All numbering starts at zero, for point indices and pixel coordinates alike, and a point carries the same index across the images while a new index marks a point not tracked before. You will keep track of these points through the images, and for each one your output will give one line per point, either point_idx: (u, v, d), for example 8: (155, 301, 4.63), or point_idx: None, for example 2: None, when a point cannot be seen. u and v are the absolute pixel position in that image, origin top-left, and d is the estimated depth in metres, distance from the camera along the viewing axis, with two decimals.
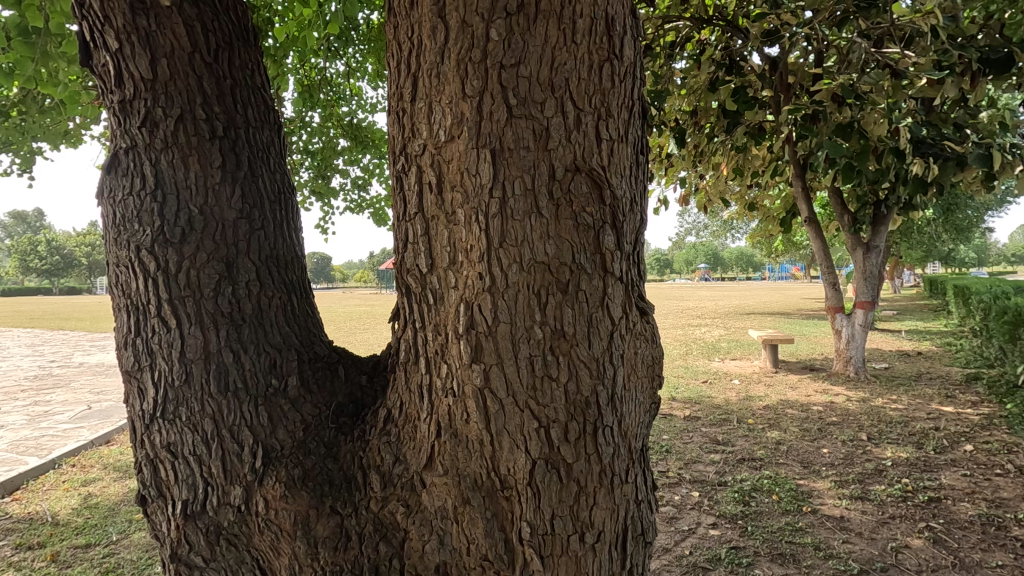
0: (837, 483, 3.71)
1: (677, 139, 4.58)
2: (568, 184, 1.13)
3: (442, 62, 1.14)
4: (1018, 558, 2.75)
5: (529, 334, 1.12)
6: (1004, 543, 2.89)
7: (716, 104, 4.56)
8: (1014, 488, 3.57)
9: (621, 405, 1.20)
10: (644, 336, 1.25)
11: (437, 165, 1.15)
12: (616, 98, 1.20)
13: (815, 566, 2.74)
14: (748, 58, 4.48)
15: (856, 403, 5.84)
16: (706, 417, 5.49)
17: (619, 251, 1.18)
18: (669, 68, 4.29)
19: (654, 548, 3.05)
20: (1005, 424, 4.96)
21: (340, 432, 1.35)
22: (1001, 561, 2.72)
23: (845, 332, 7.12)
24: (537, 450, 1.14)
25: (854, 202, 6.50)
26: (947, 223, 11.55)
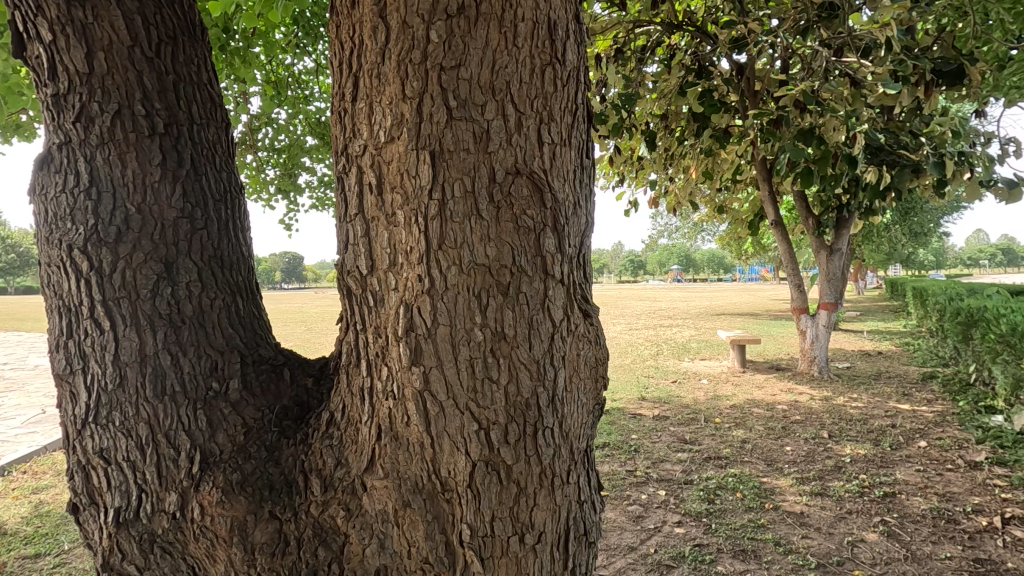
0: (798, 480, 3.81)
1: (647, 143, 4.64)
2: (508, 187, 1.13)
3: (382, 62, 1.13)
4: (965, 549, 2.86)
5: (469, 336, 1.12)
6: (953, 536, 3.00)
7: (685, 107, 4.63)
8: (964, 482, 3.72)
9: (562, 406, 1.21)
10: (588, 338, 1.26)
11: (377, 165, 1.15)
12: (559, 102, 1.21)
13: (775, 561, 2.80)
14: (716, 65, 4.56)
15: (818, 402, 6.00)
16: (674, 417, 5.57)
17: (560, 254, 1.19)
18: (639, 72, 4.34)
19: (621, 547, 3.08)
20: (957, 421, 5.15)
21: (283, 435, 1.33)
22: (950, 553, 2.82)
23: (809, 332, 7.30)
24: (477, 452, 1.14)
25: (819, 206, 6.68)
26: (906, 226, 11.97)
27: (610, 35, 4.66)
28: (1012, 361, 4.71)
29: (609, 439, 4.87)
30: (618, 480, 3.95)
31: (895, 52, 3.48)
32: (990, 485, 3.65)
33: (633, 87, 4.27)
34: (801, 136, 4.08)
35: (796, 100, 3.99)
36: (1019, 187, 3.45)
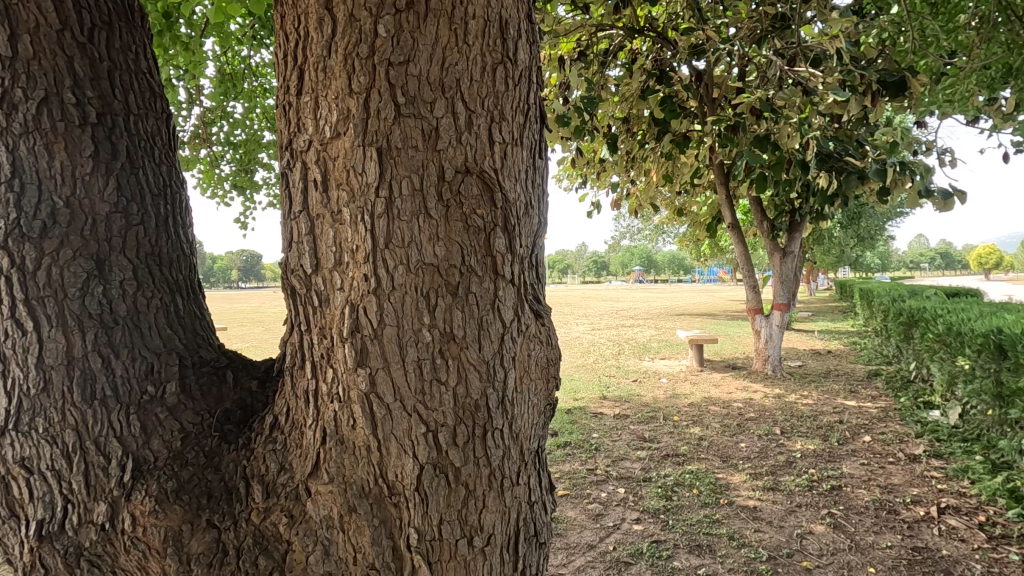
0: (751, 476, 3.92)
1: (609, 145, 4.68)
2: (458, 185, 1.12)
3: (329, 55, 1.10)
4: (905, 538, 3.00)
5: (417, 337, 1.11)
6: (894, 526, 3.14)
7: (647, 111, 4.70)
8: (904, 474, 3.91)
9: (512, 407, 1.20)
10: (539, 338, 1.26)
11: (322, 162, 1.11)
12: (510, 101, 1.21)
13: (728, 555, 2.87)
14: (676, 70, 4.66)
15: (771, 399, 6.21)
16: (635, 415, 5.66)
17: (510, 254, 1.18)
18: (602, 75, 4.39)
19: (580, 545, 3.10)
20: (898, 416, 5.42)
21: (224, 440, 1.27)
22: (891, 542, 2.96)
23: (763, 332, 7.55)
24: (425, 455, 1.13)
25: (773, 210, 6.91)
26: (854, 231, 12.52)
27: (573, 37, 4.70)
28: (947, 359, 4.98)
29: (570, 438, 4.91)
30: (579, 478, 3.98)
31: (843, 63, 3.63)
32: (927, 477, 3.85)
33: (595, 90, 4.31)
34: (757, 143, 4.20)
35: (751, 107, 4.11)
36: (954, 196, 3.65)
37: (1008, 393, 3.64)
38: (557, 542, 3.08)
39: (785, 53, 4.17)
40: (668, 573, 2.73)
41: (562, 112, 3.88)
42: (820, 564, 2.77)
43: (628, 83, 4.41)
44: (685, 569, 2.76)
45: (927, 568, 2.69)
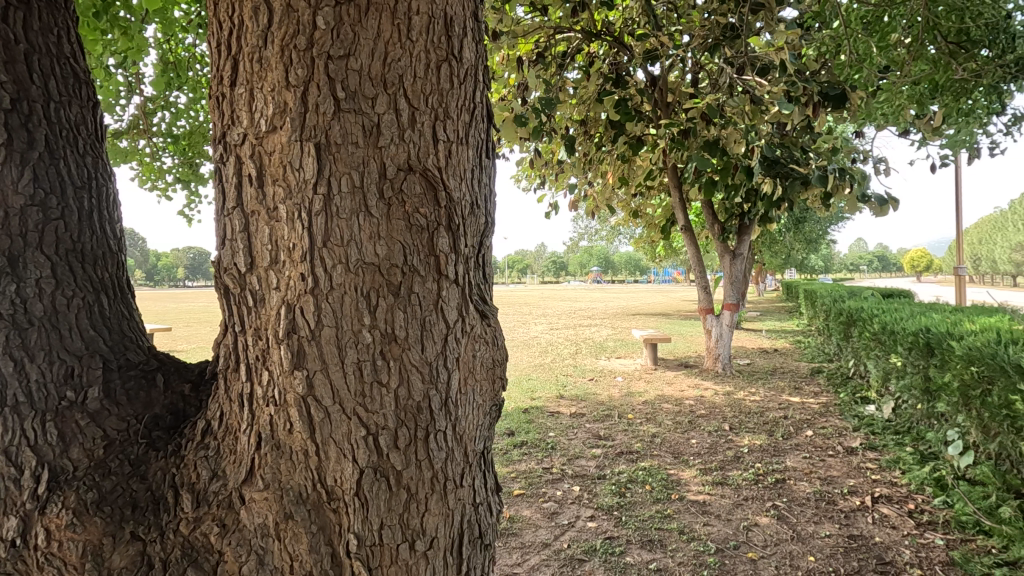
0: (701, 471, 4.03)
1: (567, 148, 4.64)
2: (400, 184, 1.10)
3: (264, 46, 1.06)
4: (842, 528, 3.14)
5: (357, 338, 1.08)
6: (832, 516, 3.29)
7: (604, 114, 4.76)
8: (842, 466, 4.11)
9: (456, 409, 1.19)
10: (484, 339, 1.26)
11: (258, 156, 1.07)
12: (456, 99, 1.19)
13: (678, 549, 2.94)
14: (632, 75, 4.74)
15: (721, 396, 6.41)
16: (590, 413, 5.73)
17: (454, 253, 1.17)
18: (560, 77, 4.43)
19: (535, 543, 3.11)
20: (838, 411, 5.69)
21: (151, 447, 1.21)
22: (829, 531, 3.10)
23: (714, 331, 7.78)
24: (365, 458, 1.10)
25: (723, 213, 7.15)
26: (799, 235, 13.09)
27: (531, 38, 4.72)
28: (882, 356, 5.26)
29: (526, 437, 4.93)
30: (534, 477, 4.00)
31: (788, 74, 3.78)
32: (863, 468, 4.06)
33: (553, 91, 4.34)
34: (708, 147, 4.35)
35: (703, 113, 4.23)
36: (889, 203, 3.86)
37: (935, 388, 3.88)
38: (512, 541, 3.08)
39: (733, 62, 4.18)
40: (620, 568, 2.77)
41: (519, 112, 3.89)
42: (764, 554, 2.87)
43: (585, 85, 4.46)
44: (637, 564, 2.81)
45: (861, 555, 2.83)
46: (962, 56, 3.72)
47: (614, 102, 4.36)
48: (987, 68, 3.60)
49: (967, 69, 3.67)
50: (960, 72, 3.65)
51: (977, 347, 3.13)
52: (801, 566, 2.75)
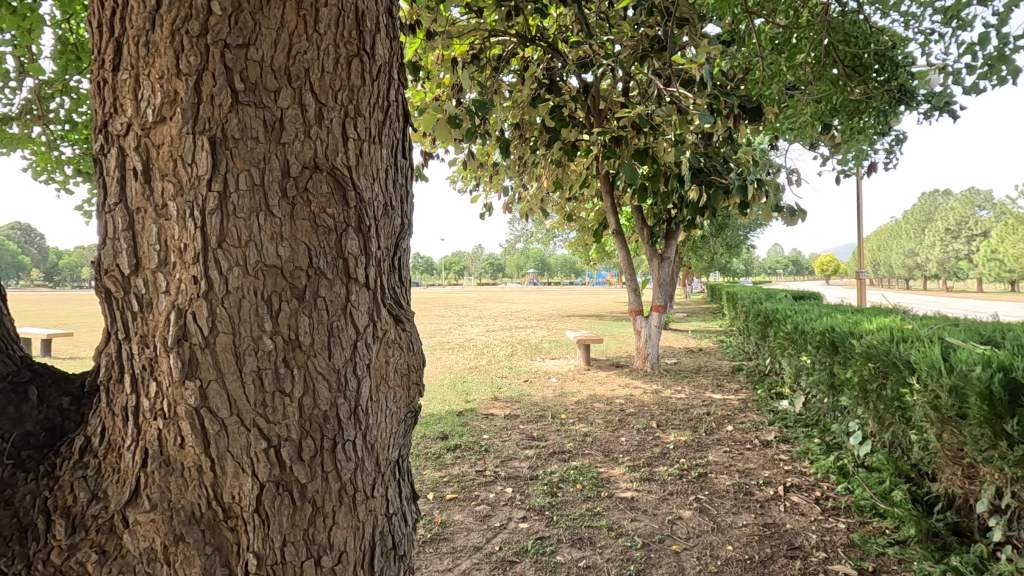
0: (630, 468, 4.15)
1: (502, 150, 4.64)
2: (305, 183, 1.05)
3: (152, 29, 0.98)
4: (757, 516, 3.32)
5: (257, 345, 1.02)
6: (749, 506, 3.48)
7: (538, 119, 4.81)
8: (758, 459, 4.35)
9: (366, 417, 1.15)
10: (398, 344, 1.23)
11: (144, 148, 0.99)
12: (367, 96, 1.16)
13: (607, 545, 3.01)
14: (566, 81, 4.80)
15: (649, 395, 6.64)
16: (524, 415, 5.76)
17: (364, 256, 1.13)
18: (495, 80, 4.42)
19: (466, 547, 3.07)
20: (756, 407, 6.04)
21: (19, 468, 1.07)
22: (746, 521, 3.27)
23: (643, 332, 8.05)
24: (265, 473, 1.04)
25: (652, 218, 7.41)
26: (722, 239, 13.81)
27: (466, 40, 4.68)
28: (794, 354, 5.63)
29: (460, 440, 4.88)
30: (467, 481, 3.96)
31: (710, 88, 3.96)
32: (777, 459, 4.32)
33: (489, 93, 4.32)
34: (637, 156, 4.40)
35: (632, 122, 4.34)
36: (798, 213, 4.15)
37: (839, 383, 4.19)
38: (443, 547, 3.02)
39: (661, 73, 4.37)
40: (551, 568, 2.78)
41: (453, 114, 3.85)
42: (687, 546, 2.98)
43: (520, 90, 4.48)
44: (567, 562, 2.83)
45: (775, 541, 2.99)
46: (857, 80, 4.05)
47: (549, 108, 4.40)
48: (876, 92, 3.93)
49: (860, 91, 4.01)
50: (855, 93, 3.97)
51: (874, 344, 3.41)
52: (721, 555, 2.87)
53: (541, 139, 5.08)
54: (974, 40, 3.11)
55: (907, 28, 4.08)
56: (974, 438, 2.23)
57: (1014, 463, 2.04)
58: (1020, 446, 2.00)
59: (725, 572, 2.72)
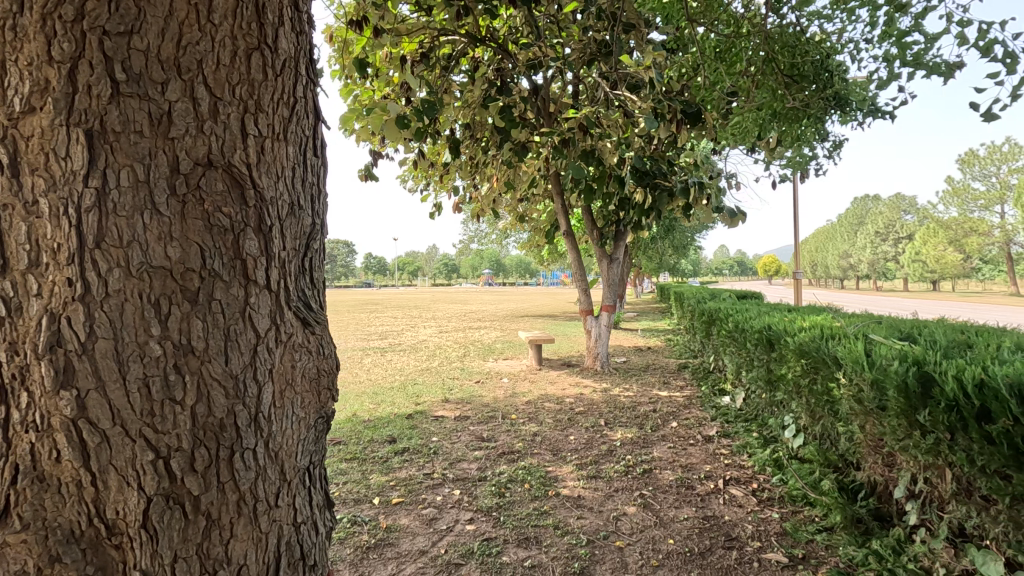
0: (577, 466, 4.20)
1: (453, 150, 4.58)
2: (197, 181, 1.00)
3: (19, 12, 0.90)
4: (698, 510, 3.42)
5: (143, 351, 0.96)
6: (691, 500, 3.57)
7: (490, 120, 4.79)
8: (701, 454, 4.48)
9: (269, 424, 1.11)
10: (306, 348, 1.20)
11: (9, 138, 0.91)
12: (270, 92, 1.12)
13: (553, 543, 3.03)
14: (517, 82, 4.69)
15: (599, 394, 6.73)
16: (474, 416, 5.74)
17: (265, 258, 1.09)
18: (445, 79, 4.38)
19: (412, 551, 3.02)
20: (699, 403, 6.23)
21: None
22: (687, 514, 3.35)
23: (594, 332, 8.16)
24: (153, 486, 0.98)
25: (601, 219, 7.54)
26: (670, 241, 14.23)
27: (415, 38, 4.59)
28: (735, 352, 5.84)
29: (409, 444, 4.81)
30: (414, 484, 3.90)
31: (656, 92, 4.05)
32: (718, 454, 4.47)
33: (438, 92, 4.26)
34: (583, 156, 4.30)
35: (582, 123, 4.37)
36: (739, 215, 4.31)
37: (775, 379, 4.37)
38: (387, 552, 2.95)
39: (609, 76, 4.42)
40: (496, 569, 2.77)
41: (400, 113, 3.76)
42: (630, 542, 3.03)
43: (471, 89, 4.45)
44: (512, 562, 2.83)
45: (713, 533, 3.07)
46: (794, 88, 4.19)
47: (500, 107, 4.34)
48: (814, 99, 4.12)
49: (797, 100, 4.18)
50: (792, 101, 4.14)
51: (805, 342, 3.56)
52: (662, 548, 2.93)
53: (492, 140, 5.07)
54: (899, 50, 3.29)
55: (839, 39, 4.29)
56: (893, 429, 2.34)
57: (926, 451, 2.14)
58: (931, 434, 2.10)
59: (666, 565, 2.78)
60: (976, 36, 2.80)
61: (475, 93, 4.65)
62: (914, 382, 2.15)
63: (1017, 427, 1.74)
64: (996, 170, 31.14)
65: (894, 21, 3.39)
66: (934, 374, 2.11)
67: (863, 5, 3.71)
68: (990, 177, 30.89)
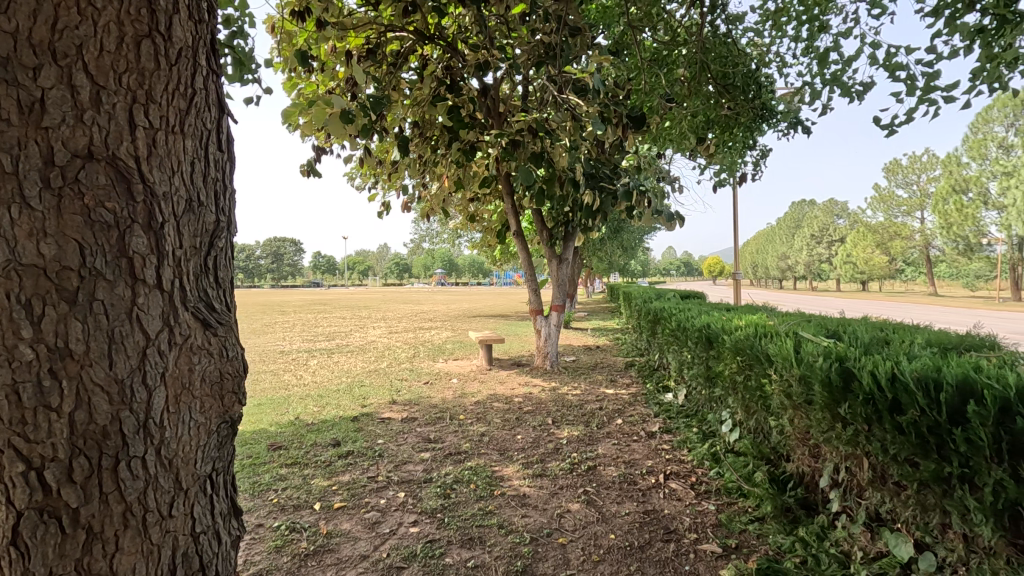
0: (523, 465, 4.22)
1: (401, 148, 4.49)
2: (76, 173, 0.94)
3: None
4: (640, 505, 3.49)
5: (12, 355, 0.90)
6: (632, 495, 3.65)
7: (439, 119, 4.74)
8: (643, 450, 4.59)
9: (161, 431, 1.06)
10: (207, 350, 1.15)
11: None
12: (163, 82, 1.07)
13: (496, 543, 3.02)
14: (466, 82, 4.67)
15: (547, 392, 6.79)
16: (422, 417, 5.67)
17: (156, 256, 1.04)
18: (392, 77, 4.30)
19: (353, 557, 2.94)
20: (644, 400, 6.39)
21: None
22: (629, 509, 3.42)
23: (543, 331, 8.22)
24: (24, 499, 0.92)
25: (551, 220, 7.59)
26: (618, 242, 14.51)
27: (362, 33, 4.48)
28: (677, 350, 6.02)
29: (353, 447, 4.69)
30: (358, 488, 3.81)
31: (602, 97, 4.10)
32: (659, 449, 4.59)
33: (384, 89, 4.17)
34: (533, 159, 4.36)
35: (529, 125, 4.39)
36: (680, 218, 4.45)
37: (713, 375, 4.53)
38: (326, 559, 2.87)
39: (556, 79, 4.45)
40: (438, 570, 2.75)
41: (345, 109, 3.64)
42: (573, 538, 3.06)
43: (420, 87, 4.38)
44: (455, 563, 2.81)
45: (652, 527, 3.15)
46: (728, 96, 4.36)
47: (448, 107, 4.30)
48: (746, 108, 4.32)
49: (731, 107, 4.36)
50: (726, 108, 4.31)
51: (741, 339, 3.71)
52: (603, 544, 2.98)
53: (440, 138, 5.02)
54: (820, 67, 3.48)
55: (768, 52, 4.48)
56: (818, 421, 2.45)
57: (847, 442, 2.26)
58: (851, 426, 2.21)
59: (606, 560, 2.82)
60: (886, 57, 3.00)
61: (424, 92, 4.58)
62: (836, 377, 2.25)
63: (923, 418, 1.81)
64: (917, 177, 33.40)
65: (815, 37, 3.58)
66: (853, 369, 2.21)
67: (790, 21, 3.90)
68: (913, 185, 33.10)
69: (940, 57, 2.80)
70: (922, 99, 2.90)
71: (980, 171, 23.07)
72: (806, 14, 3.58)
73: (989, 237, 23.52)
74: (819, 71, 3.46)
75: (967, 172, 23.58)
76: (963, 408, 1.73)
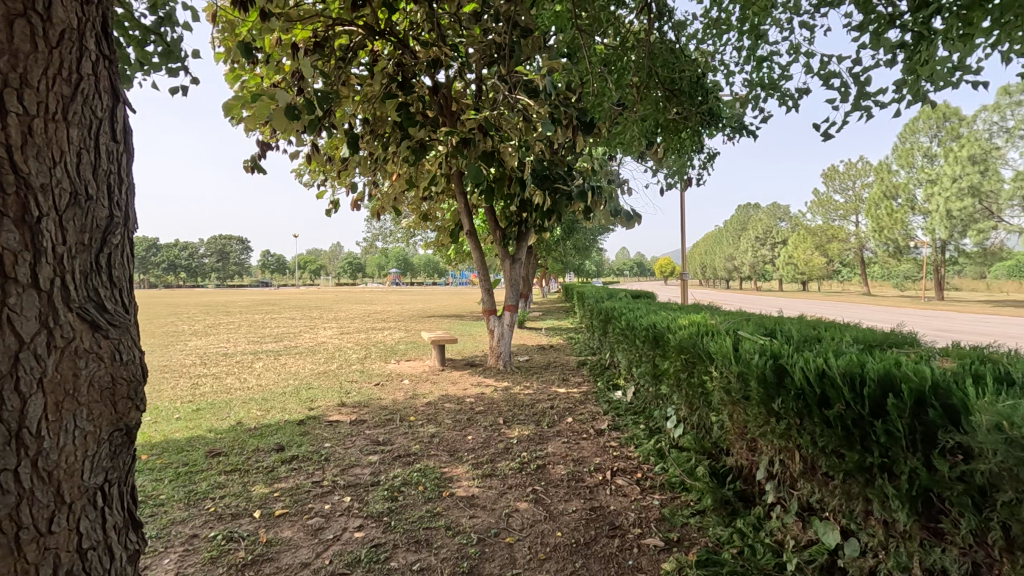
0: (473, 466, 4.20)
1: (351, 144, 4.39)
2: None
3: None
4: (586, 502, 3.53)
5: None
6: (580, 492, 3.69)
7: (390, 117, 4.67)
8: (591, 447, 4.65)
9: (38, 441, 0.98)
10: (96, 354, 1.08)
11: None
12: (41, 66, 0.99)
13: (443, 545, 2.99)
14: (418, 79, 4.59)
15: (499, 392, 6.78)
16: (371, 420, 5.55)
17: (30, 252, 0.97)
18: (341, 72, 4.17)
19: (293, 564, 2.84)
20: (594, 398, 6.47)
21: None
22: (576, 507, 3.45)
23: (496, 331, 8.19)
24: None
25: (504, 221, 7.58)
26: (571, 242, 14.68)
27: (309, 26, 4.34)
28: (626, 348, 6.13)
29: (297, 451, 4.55)
30: (301, 494, 3.69)
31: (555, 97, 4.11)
32: (607, 447, 4.65)
33: (333, 85, 4.05)
34: (483, 157, 4.37)
35: (479, 124, 4.36)
36: (634, 219, 4.54)
37: (659, 373, 4.63)
38: (265, 568, 2.76)
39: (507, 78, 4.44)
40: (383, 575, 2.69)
41: (291, 103, 3.52)
42: (520, 537, 3.06)
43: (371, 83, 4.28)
44: (400, 567, 2.76)
45: (598, 524, 3.18)
46: (676, 100, 4.48)
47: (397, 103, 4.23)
48: (692, 113, 4.43)
49: (679, 111, 4.47)
50: (674, 113, 4.42)
51: (684, 338, 3.79)
52: (550, 542, 2.99)
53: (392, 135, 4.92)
54: (761, 74, 3.61)
55: (714, 59, 4.62)
56: (755, 417, 2.53)
57: (780, 436, 2.34)
58: (784, 420, 2.30)
59: (552, 557, 2.83)
60: (820, 66, 3.15)
61: (374, 88, 4.49)
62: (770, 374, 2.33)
63: (848, 411, 1.90)
64: (852, 184, 35.32)
65: (756, 46, 3.72)
66: (787, 366, 2.30)
67: (732, 29, 4.04)
68: (849, 191, 34.96)
69: (869, 69, 2.96)
70: (853, 107, 3.06)
71: (909, 178, 24.61)
72: (748, 22, 3.71)
73: (918, 241, 25.09)
74: (760, 78, 3.60)
75: (897, 180, 25.13)
76: (883, 400, 1.82)
